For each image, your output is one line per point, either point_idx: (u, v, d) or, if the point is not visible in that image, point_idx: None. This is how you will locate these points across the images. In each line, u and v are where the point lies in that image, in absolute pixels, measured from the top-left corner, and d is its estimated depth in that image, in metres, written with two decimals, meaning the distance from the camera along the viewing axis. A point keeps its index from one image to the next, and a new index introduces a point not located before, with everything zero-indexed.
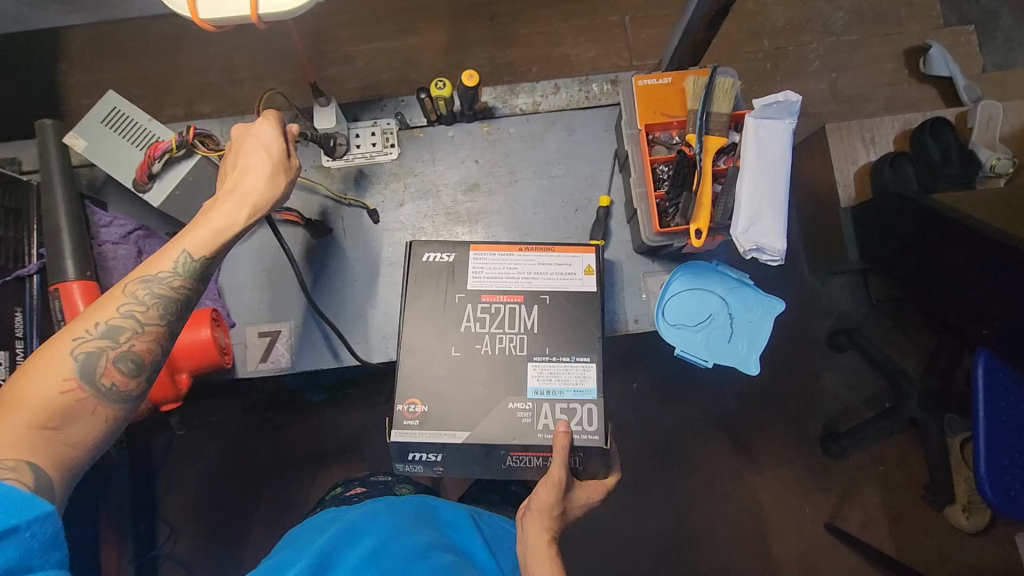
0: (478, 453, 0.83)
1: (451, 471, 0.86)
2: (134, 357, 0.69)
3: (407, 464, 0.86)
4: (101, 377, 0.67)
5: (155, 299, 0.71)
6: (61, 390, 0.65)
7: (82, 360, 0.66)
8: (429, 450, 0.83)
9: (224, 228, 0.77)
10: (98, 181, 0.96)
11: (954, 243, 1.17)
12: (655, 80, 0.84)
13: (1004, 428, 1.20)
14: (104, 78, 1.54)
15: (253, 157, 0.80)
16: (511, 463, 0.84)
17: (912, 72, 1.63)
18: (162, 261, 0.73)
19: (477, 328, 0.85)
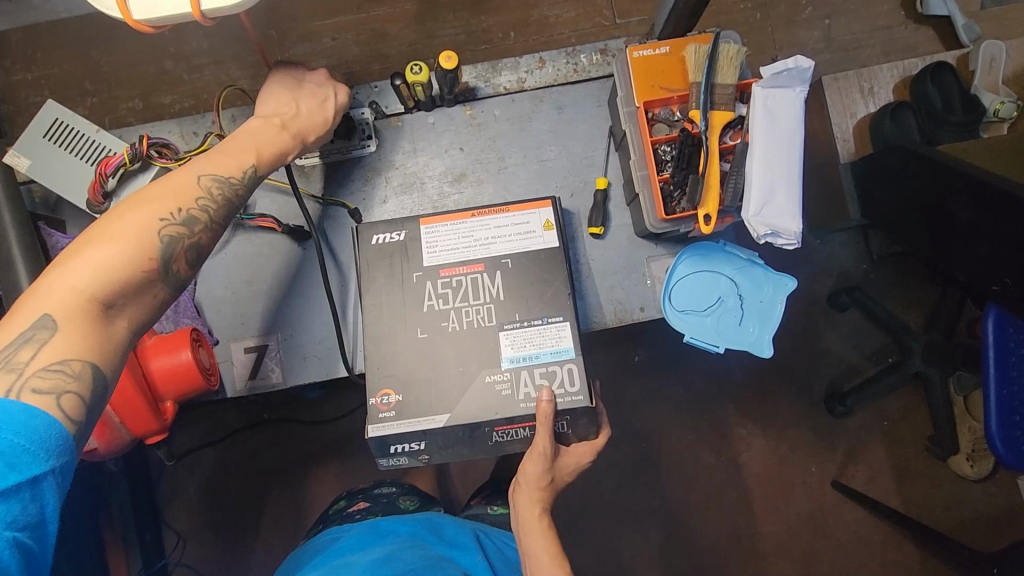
0: (463, 434, 0.76)
1: (437, 457, 0.79)
2: (198, 252, 0.71)
3: (392, 460, 0.79)
4: (173, 262, 0.68)
5: (222, 198, 0.73)
6: (144, 267, 0.65)
7: (165, 243, 0.67)
8: (411, 441, 0.76)
9: (277, 155, 0.78)
10: (53, 197, 0.86)
11: (961, 196, 1.13)
12: (651, 51, 0.78)
13: (1014, 384, 1.18)
14: (51, 73, 1.43)
15: (327, 102, 0.83)
16: (498, 438, 0.77)
17: (908, 12, 1.55)
18: (232, 165, 0.74)
19: (441, 306, 0.78)
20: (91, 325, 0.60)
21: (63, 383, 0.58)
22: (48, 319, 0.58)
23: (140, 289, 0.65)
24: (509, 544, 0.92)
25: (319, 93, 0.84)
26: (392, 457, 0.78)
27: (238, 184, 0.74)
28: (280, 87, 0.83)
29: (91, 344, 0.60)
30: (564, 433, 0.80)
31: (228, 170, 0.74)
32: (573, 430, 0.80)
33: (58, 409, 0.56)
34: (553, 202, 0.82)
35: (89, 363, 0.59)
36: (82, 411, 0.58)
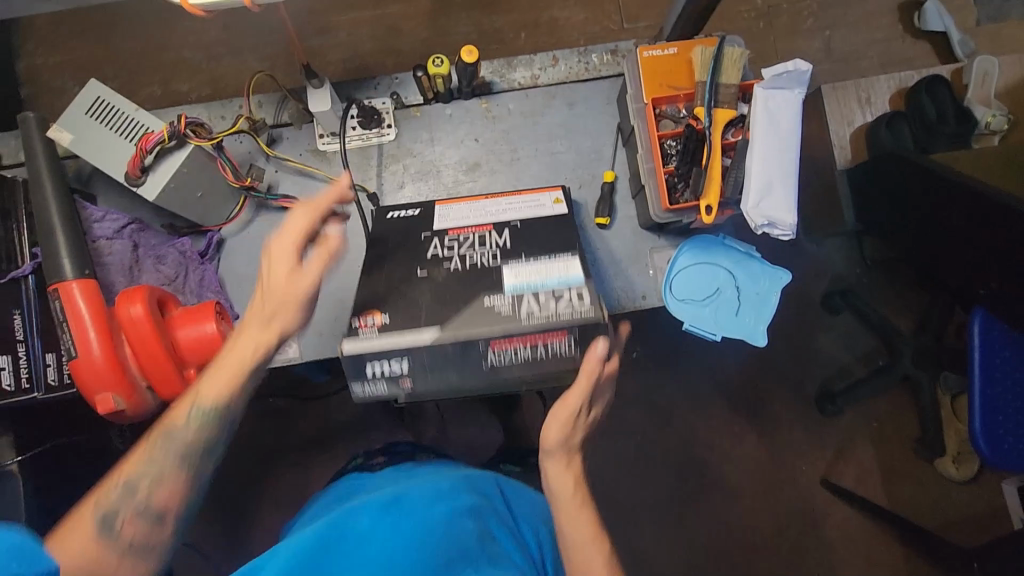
0: (454, 353, 0.75)
1: (421, 384, 0.77)
2: (210, 429, 0.75)
3: (370, 387, 0.77)
4: (119, 533, 0.69)
5: (174, 453, 0.73)
6: (85, 554, 0.67)
7: (101, 519, 0.69)
8: (395, 360, 0.74)
9: (242, 367, 0.75)
10: (86, 171, 0.93)
11: (952, 203, 1.18)
12: (660, 51, 0.82)
13: (998, 385, 1.22)
14: (74, 58, 1.47)
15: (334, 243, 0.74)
16: (493, 361, 0.76)
17: (905, 27, 1.60)
18: (243, 343, 0.75)
19: (443, 252, 0.81)
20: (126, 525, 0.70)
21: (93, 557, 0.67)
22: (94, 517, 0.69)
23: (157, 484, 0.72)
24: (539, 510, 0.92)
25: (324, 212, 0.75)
26: (372, 384, 0.76)
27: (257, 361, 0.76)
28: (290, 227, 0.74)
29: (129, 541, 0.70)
30: (564, 363, 0.77)
31: (245, 348, 0.75)
32: (577, 353, 0.77)
33: None
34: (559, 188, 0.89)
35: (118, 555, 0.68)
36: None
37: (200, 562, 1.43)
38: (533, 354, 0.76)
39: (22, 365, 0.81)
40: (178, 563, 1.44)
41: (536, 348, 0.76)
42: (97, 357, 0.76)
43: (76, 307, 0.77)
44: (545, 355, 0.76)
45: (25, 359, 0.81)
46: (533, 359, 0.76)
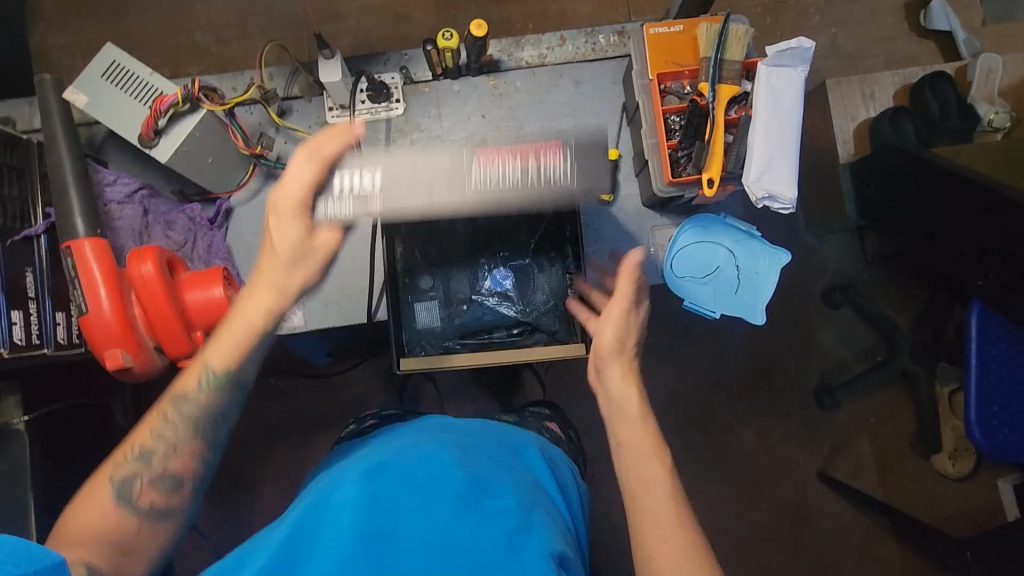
0: (443, 174, 0.82)
1: (393, 205, 0.81)
2: (174, 473, 0.74)
3: (334, 208, 0.78)
4: (138, 500, 0.72)
5: (187, 418, 0.76)
6: (106, 517, 0.70)
7: (119, 486, 0.72)
8: (372, 178, 0.81)
9: (252, 331, 0.76)
10: (99, 139, 0.96)
11: (953, 194, 1.19)
12: (666, 28, 0.84)
13: (995, 376, 1.23)
14: (86, 38, 1.49)
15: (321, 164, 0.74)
16: (475, 182, 0.82)
17: (911, 26, 1.61)
18: (191, 373, 0.76)
19: None
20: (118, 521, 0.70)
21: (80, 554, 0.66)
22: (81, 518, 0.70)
23: (145, 488, 0.72)
24: (564, 461, 0.87)
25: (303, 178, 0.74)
26: (336, 203, 0.78)
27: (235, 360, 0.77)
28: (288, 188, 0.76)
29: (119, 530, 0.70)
30: (552, 191, 0.85)
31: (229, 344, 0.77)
32: (570, 182, 0.86)
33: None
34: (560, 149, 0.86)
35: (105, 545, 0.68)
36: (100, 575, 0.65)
37: (197, 540, 1.44)
38: None
39: (33, 321, 0.83)
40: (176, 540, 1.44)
41: (522, 175, 0.85)
42: (107, 312, 0.79)
43: (87, 264, 0.80)
44: (530, 183, 0.85)
45: (35, 316, 0.83)
46: (521, 184, 0.84)
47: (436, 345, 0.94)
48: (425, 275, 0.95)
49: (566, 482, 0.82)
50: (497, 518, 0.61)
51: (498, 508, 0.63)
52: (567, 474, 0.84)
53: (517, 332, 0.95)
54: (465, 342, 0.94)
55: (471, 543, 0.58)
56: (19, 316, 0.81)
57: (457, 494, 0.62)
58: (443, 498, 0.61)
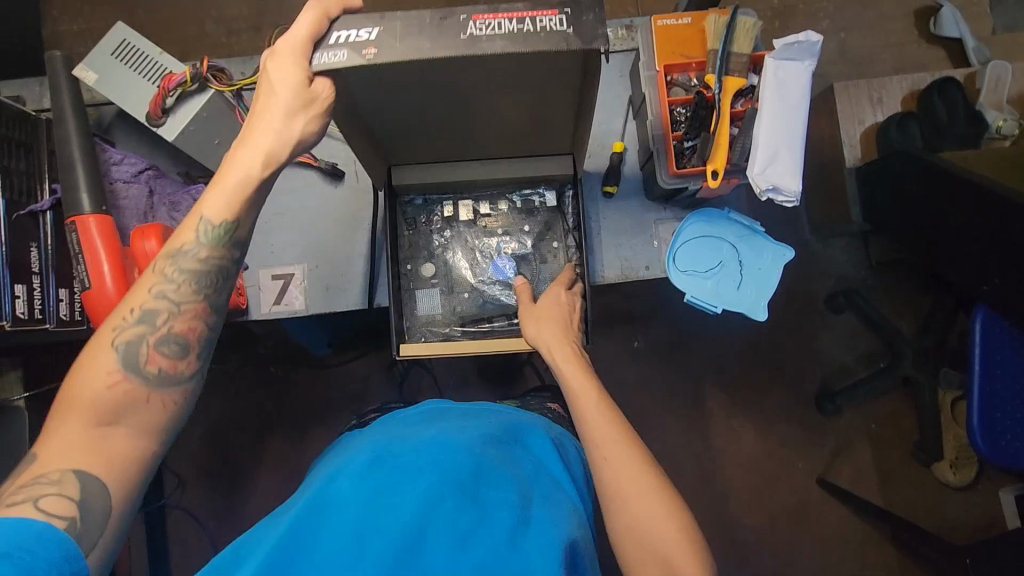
0: (429, 20, 0.61)
1: (386, 54, 0.61)
2: (177, 339, 0.64)
3: (329, 56, 0.62)
4: (144, 365, 0.62)
5: (189, 274, 0.66)
6: (107, 384, 0.61)
7: (124, 351, 0.62)
8: (363, 27, 0.62)
9: (246, 181, 0.67)
10: (106, 120, 0.96)
11: (959, 198, 1.18)
12: (674, 20, 0.86)
13: (997, 381, 1.22)
14: (98, 26, 1.50)
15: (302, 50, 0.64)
16: (474, 33, 0.61)
17: (920, 32, 1.61)
18: (184, 231, 0.66)
19: None
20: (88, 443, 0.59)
21: (45, 488, 0.56)
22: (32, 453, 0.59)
23: (125, 401, 0.61)
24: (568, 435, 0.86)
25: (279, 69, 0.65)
26: (329, 52, 0.62)
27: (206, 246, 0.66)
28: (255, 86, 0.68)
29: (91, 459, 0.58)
30: (555, 47, 0.60)
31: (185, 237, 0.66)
32: (573, 32, 0.60)
33: (40, 512, 0.55)
34: (561, 13, 0.61)
35: (77, 474, 0.57)
36: (71, 509, 0.56)
37: (193, 528, 1.44)
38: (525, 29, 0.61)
39: (37, 297, 0.83)
40: (173, 527, 1.44)
41: (526, 20, 0.61)
42: (110, 289, 0.79)
43: (90, 239, 0.80)
44: (534, 33, 0.61)
45: (39, 291, 0.84)
46: (521, 36, 0.61)
47: (438, 332, 0.96)
48: (426, 264, 0.97)
49: (572, 456, 0.81)
50: (498, 511, 0.59)
51: (497, 500, 0.61)
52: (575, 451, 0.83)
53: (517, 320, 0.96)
54: (467, 329, 0.96)
55: (471, 537, 0.56)
56: (23, 291, 0.81)
57: (457, 485, 0.60)
58: (443, 489, 0.59)
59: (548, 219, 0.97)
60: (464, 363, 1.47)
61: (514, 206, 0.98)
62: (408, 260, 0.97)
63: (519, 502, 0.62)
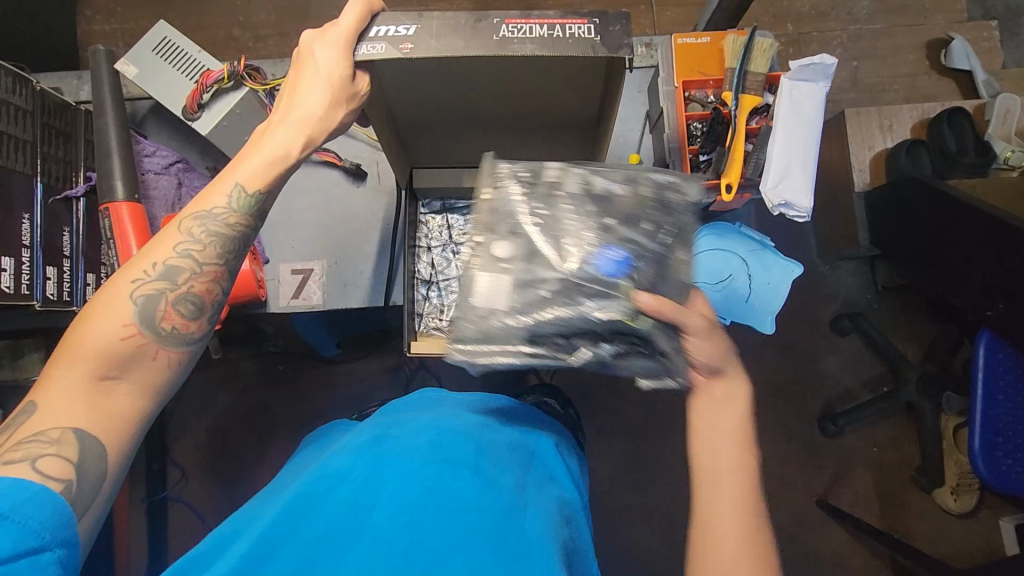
0: (464, 22, 0.65)
1: (420, 50, 0.64)
2: (193, 299, 0.65)
3: (367, 49, 0.66)
4: (160, 321, 0.63)
5: (214, 237, 0.66)
6: (120, 335, 0.61)
7: (142, 304, 0.62)
8: (402, 24, 0.65)
9: (280, 157, 0.68)
10: (141, 115, 1.02)
11: (968, 224, 1.20)
12: (694, 39, 0.89)
13: (1001, 407, 1.23)
14: (126, 27, 1.54)
15: (342, 38, 0.66)
16: (506, 36, 0.64)
17: (932, 64, 1.64)
18: (215, 196, 0.67)
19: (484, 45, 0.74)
20: (90, 398, 0.59)
21: (43, 446, 0.57)
22: (30, 404, 0.59)
23: (133, 354, 0.62)
24: (564, 436, 0.87)
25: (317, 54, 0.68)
26: (368, 44, 0.66)
27: (230, 213, 0.67)
28: (289, 71, 0.71)
29: (90, 414, 0.59)
30: (583, 52, 0.63)
31: (213, 202, 0.67)
32: (600, 40, 0.63)
33: (35, 472, 0.56)
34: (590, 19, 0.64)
35: (69, 428, 0.58)
36: (70, 469, 0.57)
37: (193, 521, 1.45)
38: (548, 38, 0.64)
39: (66, 279, 0.86)
40: (172, 521, 1.45)
41: (557, 26, 0.64)
42: None
43: (123, 225, 0.83)
44: (563, 38, 0.64)
45: (68, 274, 0.86)
46: (550, 40, 0.64)
47: (497, 351, 0.65)
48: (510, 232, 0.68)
49: (567, 453, 0.82)
50: (495, 489, 0.62)
51: (494, 476, 0.64)
52: (568, 447, 0.85)
53: (617, 350, 0.67)
54: (538, 354, 0.66)
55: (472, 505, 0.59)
56: (54, 272, 0.84)
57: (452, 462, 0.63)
58: (438, 467, 0.62)
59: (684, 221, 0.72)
60: (468, 369, 1.49)
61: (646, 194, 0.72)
62: (474, 231, 0.70)
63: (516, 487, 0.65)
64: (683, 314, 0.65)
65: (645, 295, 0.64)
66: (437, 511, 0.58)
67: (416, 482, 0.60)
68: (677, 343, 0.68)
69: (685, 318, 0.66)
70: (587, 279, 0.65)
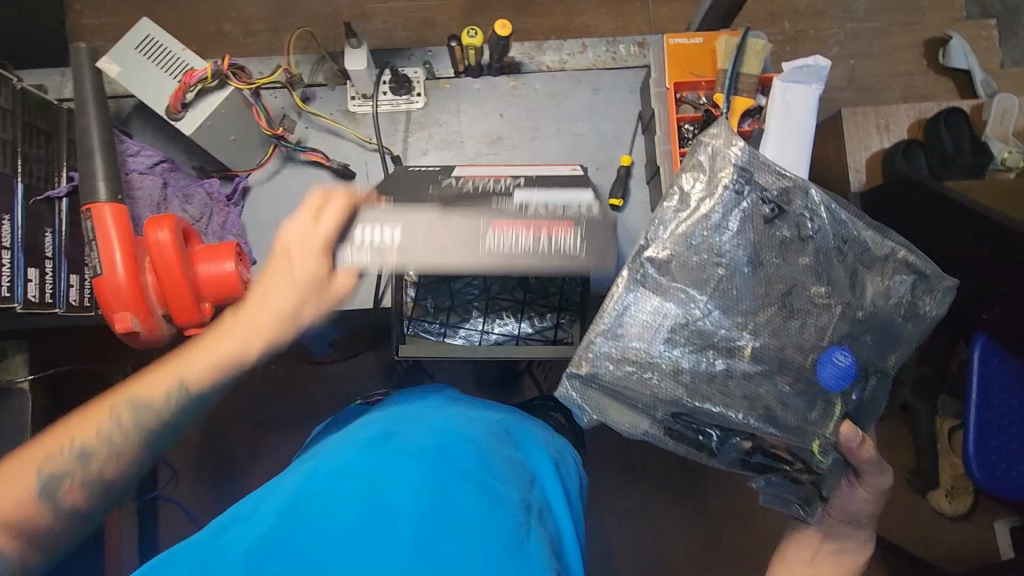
0: (453, 232, 0.74)
1: (408, 256, 0.73)
2: (97, 483, 0.69)
3: (357, 253, 0.74)
4: (60, 497, 0.66)
5: (142, 428, 0.71)
6: (16, 503, 0.64)
7: (47, 478, 0.66)
8: (388, 228, 0.74)
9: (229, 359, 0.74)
10: (126, 113, 1.01)
11: (963, 227, 1.19)
12: (686, 39, 0.89)
13: (996, 411, 1.22)
14: (115, 22, 1.52)
15: (325, 241, 0.73)
16: (489, 242, 0.74)
17: (930, 63, 1.63)
18: (153, 386, 0.72)
19: (456, 179, 0.83)
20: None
21: None
22: None
23: (27, 519, 0.64)
24: (564, 449, 0.85)
25: (297, 249, 0.73)
26: (353, 250, 0.74)
27: (160, 403, 0.72)
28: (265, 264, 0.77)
29: None
30: (567, 265, 0.74)
31: (150, 394, 0.72)
32: (583, 254, 0.74)
33: None
34: (573, 228, 0.75)
35: None
36: None
37: (184, 520, 1.44)
38: (528, 247, 0.74)
39: (48, 280, 0.85)
40: (163, 520, 1.44)
41: (542, 239, 0.74)
42: (120, 273, 0.81)
43: (105, 226, 0.82)
44: (548, 250, 0.74)
45: (50, 276, 0.85)
46: (536, 251, 0.74)
47: (629, 406, 0.77)
48: (703, 270, 0.74)
49: (566, 471, 0.80)
50: (502, 507, 0.59)
51: (501, 493, 0.61)
52: (570, 467, 0.82)
53: (781, 463, 0.78)
54: (678, 427, 0.76)
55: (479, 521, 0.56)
56: (35, 274, 0.83)
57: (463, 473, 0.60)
58: (450, 477, 0.59)
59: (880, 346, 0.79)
60: (461, 369, 1.48)
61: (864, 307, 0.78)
62: (678, 283, 0.75)
63: (520, 505, 0.62)
64: (867, 466, 0.76)
65: (844, 430, 0.75)
66: (444, 514, 0.55)
67: (424, 485, 0.57)
68: (835, 485, 0.79)
69: (862, 465, 0.77)
70: (802, 383, 0.75)
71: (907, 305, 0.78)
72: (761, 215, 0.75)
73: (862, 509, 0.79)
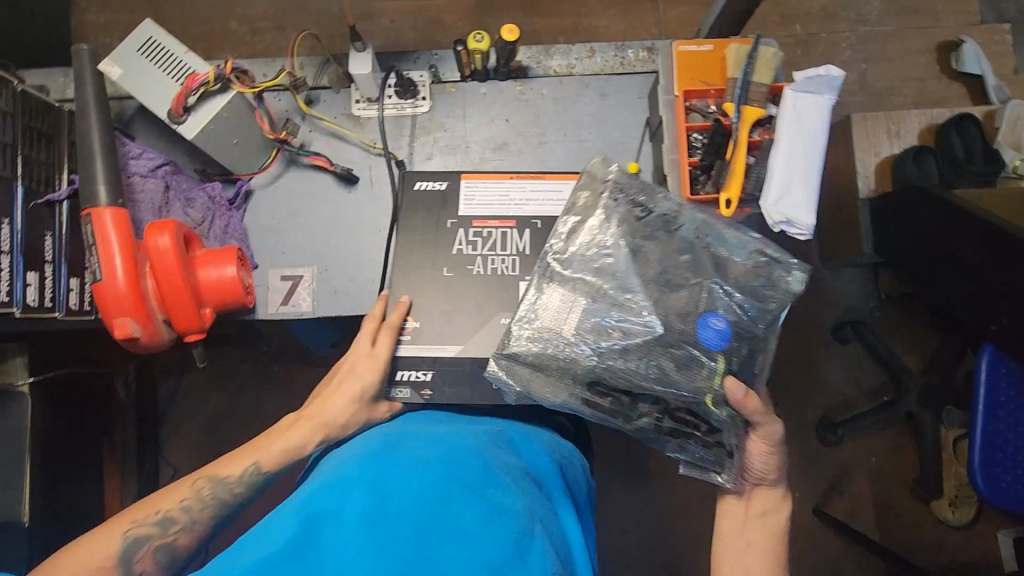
0: (472, 370, 0.87)
1: (438, 397, 0.86)
2: (172, 551, 0.71)
3: (395, 393, 0.86)
4: (135, 564, 0.69)
5: (216, 500, 0.75)
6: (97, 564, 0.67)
7: (130, 542, 0.69)
8: (420, 369, 0.87)
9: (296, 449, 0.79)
10: (128, 115, 1.01)
11: (973, 237, 1.17)
12: (696, 47, 0.87)
13: (1001, 424, 1.21)
14: (121, 19, 1.51)
15: (375, 355, 0.85)
16: None
17: (942, 68, 1.60)
18: (235, 464, 0.77)
19: (468, 251, 0.92)
20: None
21: None
22: None
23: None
24: (575, 456, 0.84)
25: (353, 372, 0.83)
26: (398, 387, 0.86)
27: (236, 482, 0.76)
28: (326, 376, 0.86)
29: None
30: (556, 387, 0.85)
31: (230, 469, 0.77)
32: None
33: None
34: None
35: None
36: None
37: None
38: None
39: (48, 284, 0.85)
40: None
41: None
42: (121, 279, 0.81)
43: (105, 231, 0.82)
44: None
45: (50, 280, 0.85)
46: None
47: (546, 377, 0.77)
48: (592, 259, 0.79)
49: (576, 480, 0.79)
50: (505, 513, 0.58)
51: (504, 501, 0.59)
52: (580, 475, 0.81)
53: (689, 428, 0.76)
54: (591, 400, 0.76)
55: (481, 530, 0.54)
56: (35, 278, 0.83)
57: (464, 483, 0.59)
58: (450, 486, 0.58)
59: (783, 300, 0.77)
60: None
61: (753, 265, 0.78)
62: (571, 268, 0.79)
63: (526, 512, 0.60)
64: (756, 415, 0.75)
65: (736, 391, 0.73)
66: (445, 529, 0.53)
67: (424, 498, 0.56)
68: (736, 441, 0.77)
69: (752, 418, 0.76)
70: (682, 348, 0.74)
71: (796, 266, 0.79)
72: (634, 214, 0.81)
73: (764, 463, 0.79)
